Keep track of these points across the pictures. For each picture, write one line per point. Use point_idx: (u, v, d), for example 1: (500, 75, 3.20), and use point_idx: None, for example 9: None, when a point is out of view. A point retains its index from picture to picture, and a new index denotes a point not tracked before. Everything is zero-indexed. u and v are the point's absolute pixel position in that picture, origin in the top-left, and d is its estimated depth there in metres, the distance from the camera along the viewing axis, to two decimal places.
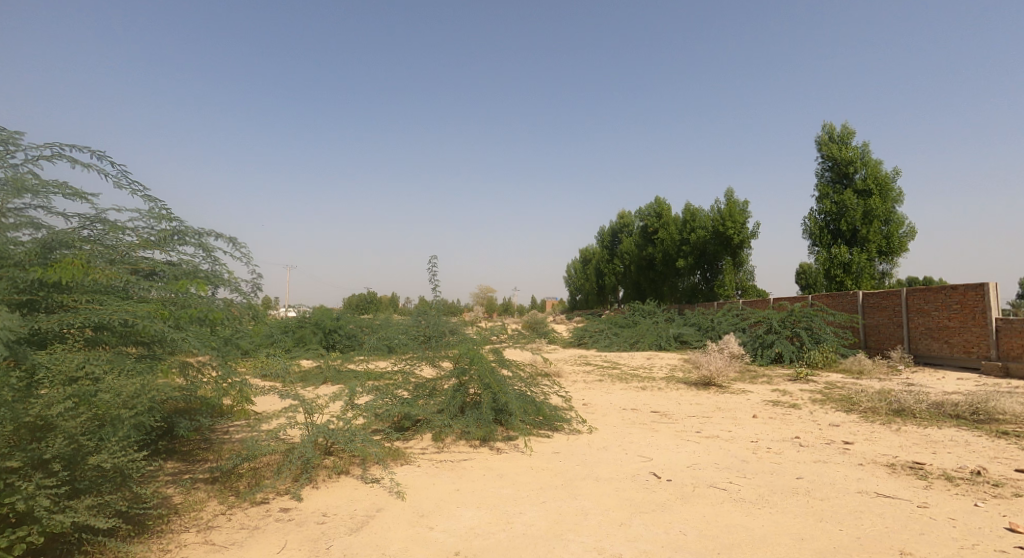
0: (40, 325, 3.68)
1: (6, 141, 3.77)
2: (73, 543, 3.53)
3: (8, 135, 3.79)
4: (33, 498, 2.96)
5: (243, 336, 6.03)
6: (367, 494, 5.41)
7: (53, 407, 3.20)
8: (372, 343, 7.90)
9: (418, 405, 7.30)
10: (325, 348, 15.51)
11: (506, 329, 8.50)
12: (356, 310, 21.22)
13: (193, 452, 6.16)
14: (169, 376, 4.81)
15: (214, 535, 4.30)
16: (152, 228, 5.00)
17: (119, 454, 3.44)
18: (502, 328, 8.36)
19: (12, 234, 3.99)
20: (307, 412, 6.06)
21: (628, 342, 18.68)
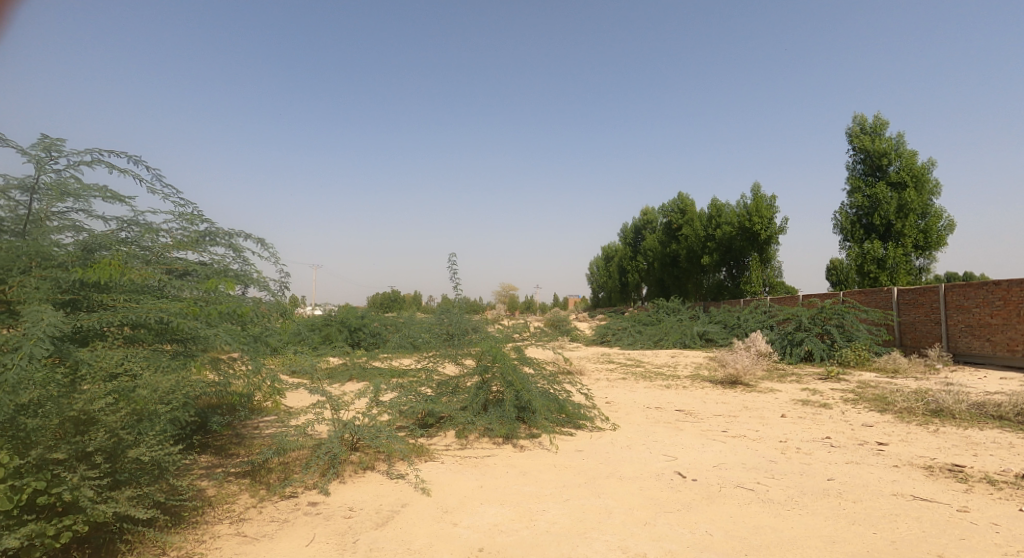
0: (82, 322, 3.80)
1: (48, 148, 3.90)
2: (115, 532, 3.66)
3: (51, 141, 3.92)
4: (78, 489, 3.07)
5: (274, 334, 6.15)
6: (392, 490, 5.48)
7: (95, 402, 3.34)
8: (396, 342, 8.05)
9: (442, 402, 7.36)
10: (350, 346, 15.79)
11: (529, 327, 8.54)
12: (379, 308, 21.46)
13: (224, 446, 6.30)
14: (202, 372, 4.97)
15: (246, 527, 4.40)
16: (185, 229, 5.15)
17: (156, 448, 3.56)
18: (524, 326, 8.42)
19: (56, 236, 4.18)
20: (333, 409, 6.14)
21: (651, 340, 18.50)
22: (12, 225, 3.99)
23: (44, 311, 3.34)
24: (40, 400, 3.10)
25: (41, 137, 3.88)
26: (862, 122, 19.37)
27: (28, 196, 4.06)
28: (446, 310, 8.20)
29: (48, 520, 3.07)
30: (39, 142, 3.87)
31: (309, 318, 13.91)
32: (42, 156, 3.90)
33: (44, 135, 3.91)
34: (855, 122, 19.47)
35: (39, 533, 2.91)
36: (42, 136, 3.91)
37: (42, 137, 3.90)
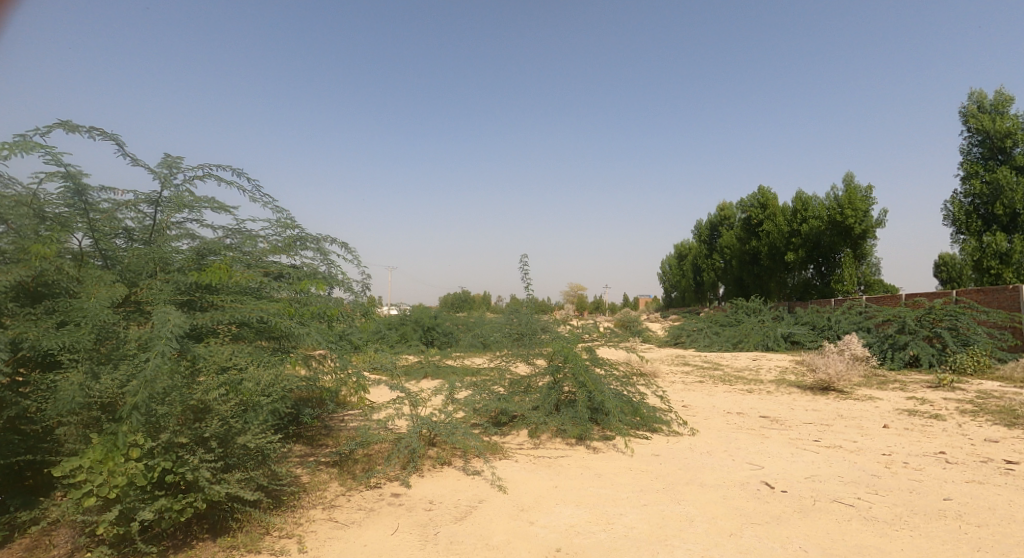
0: (198, 321, 4.19)
1: (170, 166, 4.28)
2: (227, 510, 3.99)
3: (172, 160, 4.30)
4: (198, 470, 3.38)
5: (355, 332, 6.41)
6: (469, 485, 5.59)
7: (210, 392, 3.65)
8: (468, 341, 8.18)
9: (514, 401, 7.44)
10: (424, 345, 16.25)
11: (599, 328, 8.42)
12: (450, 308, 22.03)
13: (315, 437, 6.66)
14: (296, 368, 5.29)
15: (337, 513, 4.63)
16: (280, 235, 5.51)
17: (260, 435, 3.83)
18: (594, 326, 8.28)
19: (175, 243, 4.73)
20: (412, 405, 6.34)
21: (729, 342, 17.79)
22: (142, 234, 4.64)
23: (170, 312, 3.69)
24: (168, 389, 3.42)
25: (164, 156, 4.28)
26: (981, 100, 17.67)
27: (153, 208, 4.56)
28: (516, 310, 8.18)
29: (174, 496, 3.43)
30: (163, 160, 4.27)
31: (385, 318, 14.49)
32: (165, 173, 4.29)
33: (167, 154, 4.30)
34: (972, 101, 17.81)
35: (168, 508, 3.28)
36: (165, 155, 4.29)
37: (165, 156, 4.29)
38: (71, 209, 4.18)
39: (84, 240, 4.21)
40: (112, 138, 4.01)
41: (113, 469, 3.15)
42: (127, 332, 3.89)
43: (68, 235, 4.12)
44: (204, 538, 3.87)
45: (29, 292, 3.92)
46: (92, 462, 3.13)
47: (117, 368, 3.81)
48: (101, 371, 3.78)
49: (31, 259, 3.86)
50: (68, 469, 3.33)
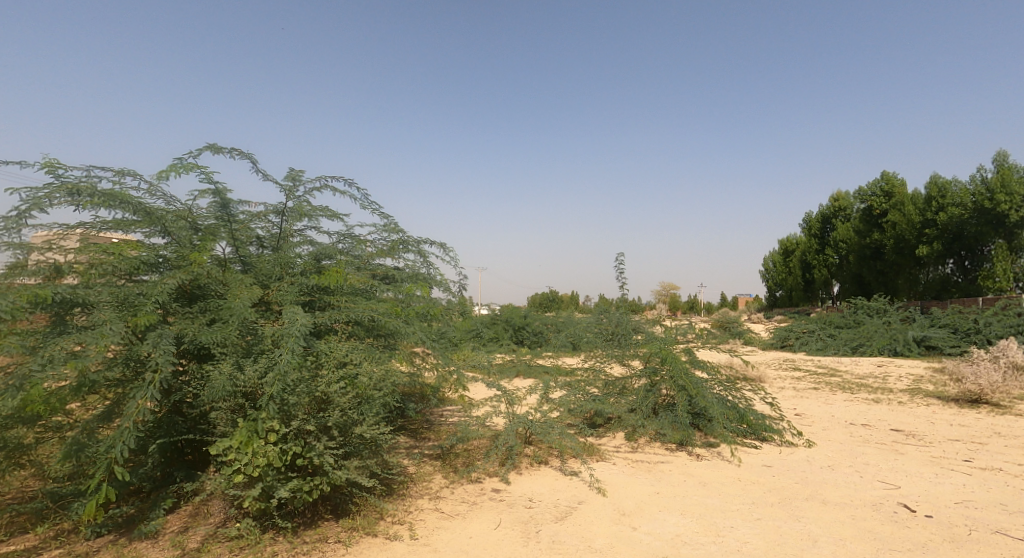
0: (319, 320, 4.81)
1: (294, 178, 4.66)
2: (347, 495, 4.79)
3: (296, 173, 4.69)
4: (321, 456, 4.16)
5: (454, 331, 6.51)
6: (568, 485, 5.49)
7: (332, 386, 4.43)
8: (559, 341, 8.02)
9: (609, 403, 7.18)
10: (515, 344, 16.32)
11: (694, 329, 7.99)
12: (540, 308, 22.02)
13: (418, 430, 6.87)
14: (403, 365, 5.53)
15: (442, 504, 5.02)
16: (386, 239, 5.76)
17: (374, 427, 4.54)
18: (690, 327, 7.89)
19: (298, 248, 5.41)
20: (508, 403, 6.35)
21: (848, 346, 16.31)
22: (271, 241, 5.48)
23: (298, 316, 4.57)
24: (299, 383, 4.30)
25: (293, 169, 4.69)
26: None
27: (281, 217, 5.08)
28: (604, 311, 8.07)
29: (304, 479, 4.28)
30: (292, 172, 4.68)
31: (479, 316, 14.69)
32: None
33: (292, 169, 5.09)
34: None
35: (299, 487, 4.11)
36: (291, 170, 5.13)
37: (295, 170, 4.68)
38: (217, 221, 5.10)
39: (226, 248, 5.05)
40: (247, 157, 4.95)
41: (253, 450, 4.01)
42: (263, 328, 4.73)
43: (214, 244, 4.96)
44: (327, 518, 4.68)
45: (187, 293, 4.83)
46: (239, 445, 4.01)
47: (256, 360, 4.57)
48: (244, 363, 4.52)
49: (190, 264, 4.82)
50: (221, 450, 4.23)
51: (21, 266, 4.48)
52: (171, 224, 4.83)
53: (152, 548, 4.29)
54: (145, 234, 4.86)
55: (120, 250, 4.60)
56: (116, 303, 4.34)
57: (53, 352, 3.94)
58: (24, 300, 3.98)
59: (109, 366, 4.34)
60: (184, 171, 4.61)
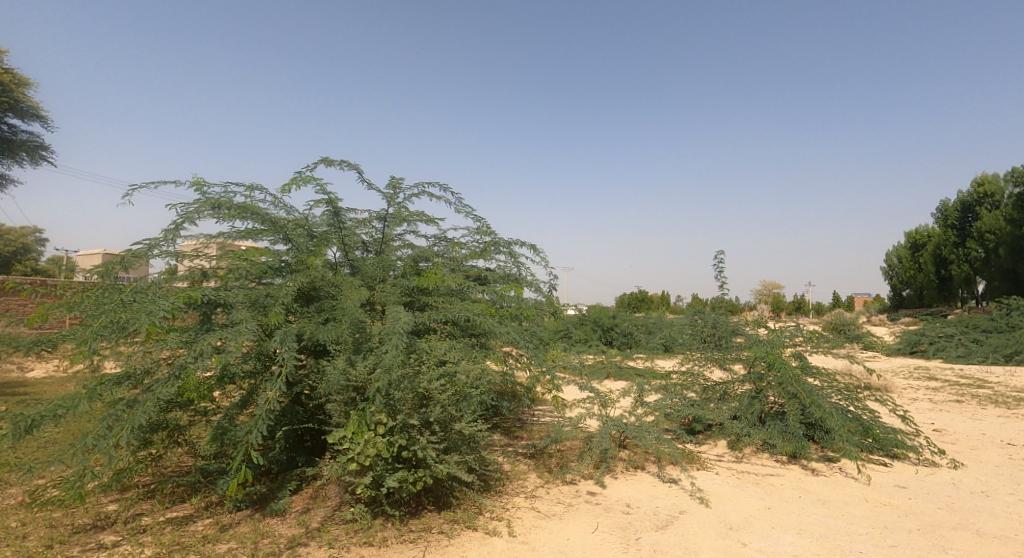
0: (420, 320, 5.08)
1: None
2: (448, 488, 5.09)
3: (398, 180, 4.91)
4: (426, 448, 4.57)
5: (546, 331, 6.53)
6: (668, 493, 5.37)
7: (433, 383, 4.74)
8: (653, 343, 7.72)
9: (710, 408, 6.93)
10: (604, 345, 16.05)
11: (801, 329, 7.44)
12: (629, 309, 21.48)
13: (511, 429, 6.94)
14: (498, 364, 5.66)
15: (539, 503, 5.15)
16: (478, 240, 5.89)
17: (471, 425, 4.86)
18: (798, 329, 7.35)
19: (399, 251, 5.67)
20: (602, 405, 6.26)
21: (996, 353, 14.46)
22: (375, 245, 5.77)
23: (401, 316, 4.83)
24: (404, 380, 4.60)
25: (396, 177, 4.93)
26: None
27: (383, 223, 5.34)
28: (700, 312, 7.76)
29: (410, 470, 4.67)
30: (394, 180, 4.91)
31: (568, 318, 14.59)
32: None
33: (395, 177, 5.32)
34: None
35: (406, 478, 4.55)
36: (394, 177, 5.33)
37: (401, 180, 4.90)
38: (330, 227, 5.47)
39: (337, 252, 5.37)
40: (355, 167, 5.26)
41: (365, 440, 4.36)
42: (371, 328, 5.00)
43: (326, 249, 5.30)
44: (430, 508, 4.97)
45: (305, 295, 5.21)
46: (352, 434, 4.37)
47: (366, 357, 4.86)
48: (356, 359, 4.81)
49: (307, 268, 5.19)
50: (337, 440, 4.62)
51: (175, 272, 5.02)
52: (292, 232, 5.24)
53: (281, 525, 4.77)
54: (271, 242, 5.28)
55: (250, 256, 5.07)
56: (249, 303, 4.79)
57: (203, 347, 4.46)
58: (180, 301, 4.54)
59: (245, 360, 4.76)
60: (303, 183, 4.98)
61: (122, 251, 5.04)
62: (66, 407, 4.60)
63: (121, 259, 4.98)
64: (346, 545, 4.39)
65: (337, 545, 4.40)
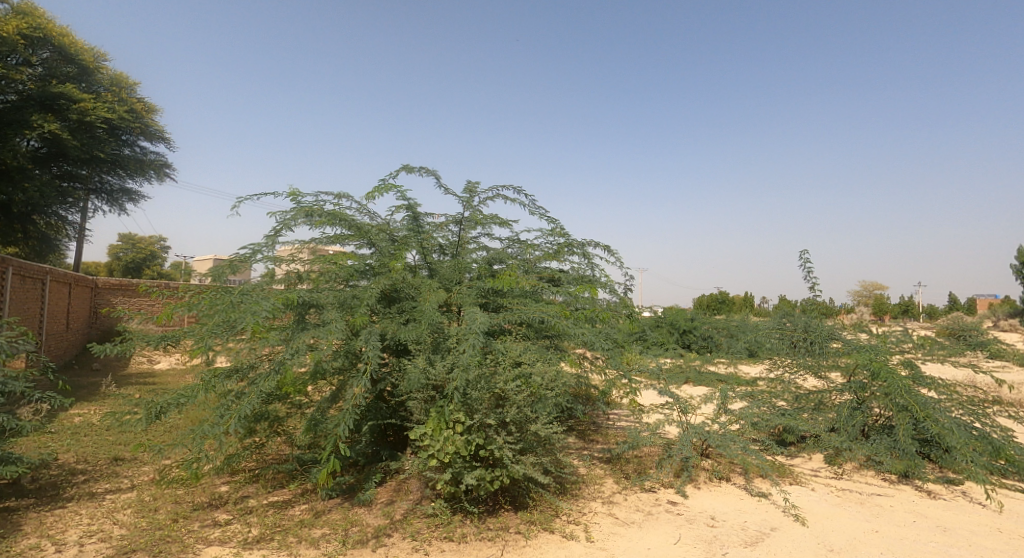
0: (496, 321, 5.23)
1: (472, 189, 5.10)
2: (524, 489, 5.20)
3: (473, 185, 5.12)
4: (502, 449, 4.70)
5: (622, 334, 6.46)
6: (757, 508, 5.18)
7: (508, 383, 4.86)
8: (736, 347, 7.28)
9: (804, 419, 6.46)
10: (681, 348, 15.45)
11: (908, 334, 6.81)
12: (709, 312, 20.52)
13: (586, 432, 6.92)
14: (572, 366, 5.69)
15: (617, 509, 5.13)
16: (552, 242, 5.95)
17: (546, 426, 4.94)
18: (907, 335, 6.75)
19: (474, 253, 5.86)
20: (682, 412, 6.05)
21: None
22: (452, 249, 6.00)
23: (477, 317, 4.99)
24: (480, 381, 4.75)
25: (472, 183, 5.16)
26: None
27: (460, 226, 5.54)
28: (789, 314, 7.26)
29: (487, 469, 4.82)
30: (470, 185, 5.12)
31: (644, 320, 14.17)
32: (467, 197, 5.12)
33: (470, 181, 5.54)
34: None
35: (483, 476, 4.69)
36: (469, 182, 5.57)
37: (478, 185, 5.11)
38: (409, 232, 5.74)
39: (416, 255, 5.61)
40: (433, 174, 5.51)
41: (444, 437, 4.56)
42: (449, 329, 5.19)
43: (406, 252, 5.55)
44: (507, 508, 5.10)
45: (387, 297, 5.51)
46: (432, 432, 4.59)
47: (444, 357, 5.05)
48: (435, 359, 5.01)
49: (389, 271, 5.47)
50: (419, 436, 4.83)
51: (274, 275, 5.48)
52: (375, 237, 5.57)
53: (368, 514, 5.08)
54: (356, 246, 5.63)
55: (338, 259, 5.43)
56: (338, 304, 5.15)
57: (298, 345, 4.86)
58: (279, 302, 4.96)
59: (335, 357, 5.10)
60: (385, 191, 5.28)
61: (230, 257, 5.58)
62: (187, 397, 5.16)
63: (229, 264, 5.51)
64: (428, 539, 4.58)
65: (419, 538, 4.60)
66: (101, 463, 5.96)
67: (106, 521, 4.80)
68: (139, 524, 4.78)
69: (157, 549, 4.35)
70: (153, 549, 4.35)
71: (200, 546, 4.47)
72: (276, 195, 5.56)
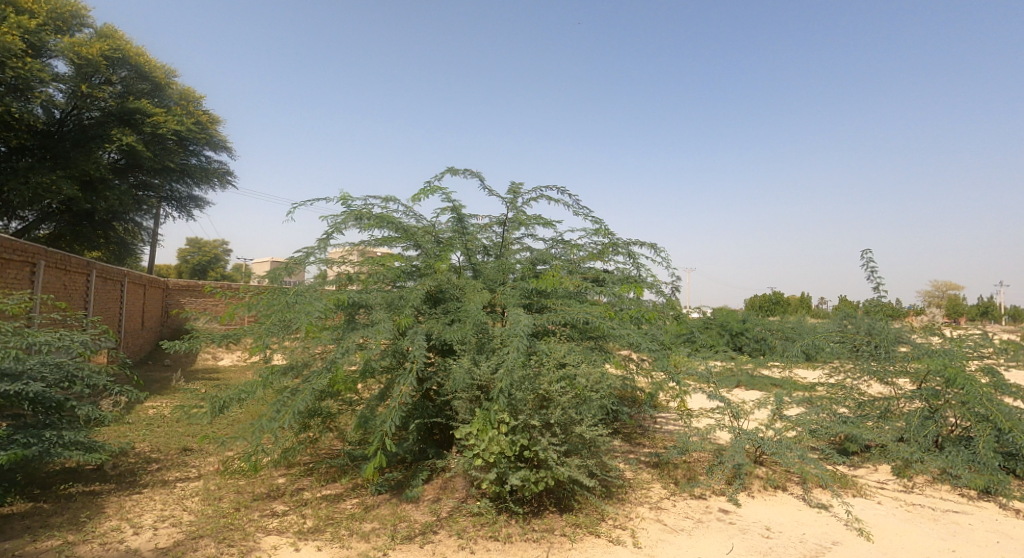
0: (540, 322, 5.23)
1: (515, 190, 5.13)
2: (568, 491, 5.16)
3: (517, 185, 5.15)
4: (547, 450, 4.69)
5: (669, 335, 6.32)
6: (817, 520, 4.93)
7: (553, 384, 4.84)
8: (792, 350, 6.90)
9: (869, 428, 6.08)
10: (733, 351, 14.92)
11: (987, 338, 6.29)
12: (763, 314, 19.73)
13: (632, 435, 6.81)
14: (617, 367, 5.62)
15: (665, 515, 5.01)
16: (597, 243, 5.90)
17: (591, 428, 4.89)
18: (986, 339, 6.23)
19: (519, 254, 5.90)
20: (733, 417, 5.84)
21: None
22: (496, 250, 6.05)
23: (521, 317, 5.01)
24: (525, 382, 4.77)
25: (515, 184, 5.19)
26: None
27: (504, 227, 5.58)
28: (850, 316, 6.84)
29: (532, 470, 4.83)
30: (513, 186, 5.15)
31: (693, 322, 13.75)
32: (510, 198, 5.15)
33: (513, 182, 5.58)
34: None
35: (528, 477, 4.69)
36: (512, 183, 5.60)
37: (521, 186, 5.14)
38: (454, 233, 5.84)
39: (460, 256, 5.69)
40: (477, 176, 5.58)
41: (489, 438, 4.57)
42: (493, 329, 5.23)
43: (451, 254, 5.63)
44: (552, 510, 5.08)
45: (432, 297, 5.61)
46: (476, 431, 4.61)
47: (489, 357, 5.09)
48: (479, 359, 5.05)
49: (435, 272, 5.58)
50: (464, 435, 4.87)
51: (326, 277, 5.71)
52: (421, 238, 5.70)
53: (416, 511, 5.18)
54: (403, 248, 5.78)
55: (386, 261, 5.60)
56: (386, 305, 5.29)
57: (349, 344, 5.02)
58: (331, 303, 5.15)
59: (383, 356, 5.24)
60: (431, 193, 5.39)
61: (285, 259, 5.86)
62: (246, 392, 5.45)
63: (285, 267, 5.78)
64: (474, 537, 4.63)
65: (465, 536, 4.65)
66: (172, 452, 6.38)
67: (176, 507, 5.13)
68: (206, 511, 5.07)
69: (221, 536, 4.60)
70: (218, 535, 4.61)
71: (260, 534, 4.70)
72: (328, 200, 5.79)
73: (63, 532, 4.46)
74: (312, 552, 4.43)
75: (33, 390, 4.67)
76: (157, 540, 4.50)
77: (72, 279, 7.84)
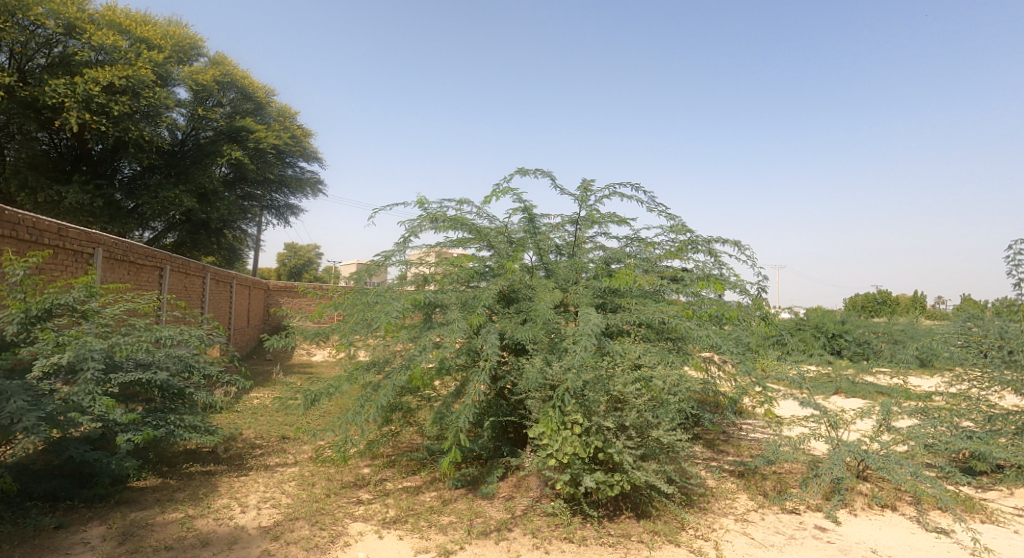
0: (613, 321, 5.14)
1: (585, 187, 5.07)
2: (645, 497, 4.99)
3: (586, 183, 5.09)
4: (622, 453, 4.54)
5: (755, 337, 5.92)
6: (934, 545, 4.38)
7: (627, 386, 4.70)
8: (902, 355, 6.18)
9: (1001, 445, 5.31)
10: (830, 354, 13.67)
11: None
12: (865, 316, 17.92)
13: (715, 442, 6.47)
14: (696, 369, 5.37)
15: (752, 529, 4.69)
16: (673, 240, 5.66)
17: (670, 433, 4.70)
18: None
19: (591, 253, 5.83)
20: (830, 426, 5.34)
21: None
22: (568, 249, 6.01)
23: (593, 316, 4.93)
24: (597, 382, 4.67)
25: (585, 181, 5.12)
26: None
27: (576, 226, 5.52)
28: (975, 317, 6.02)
29: (607, 473, 4.71)
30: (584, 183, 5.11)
31: (783, 323, 12.77)
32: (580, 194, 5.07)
33: (585, 180, 5.49)
34: None
35: (602, 480, 4.59)
36: (584, 181, 5.52)
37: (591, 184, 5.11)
38: (526, 233, 5.87)
39: (533, 256, 5.72)
40: (548, 175, 5.55)
41: (561, 438, 4.51)
42: (565, 328, 5.18)
43: (523, 254, 5.67)
44: (628, 514, 4.94)
45: (505, 297, 5.68)
46: (548, 431, 4.56)
47: (560, 357, 5.03)
48: (552, 359, 5.00)
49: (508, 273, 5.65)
50: (537, 435, 4.85)
51: (405, 278, 5.96)
52: (494, 239, 5.80)
53: (491, 507, 5.26)
54: (477, 249, 5.90)
55: (460, 261, 5.74)
56: (460, 304, 5.41)
57: (426, 342, 5.18)
58: (409, 303, 5.35)
59: (458, 354, 5.34)
60: (502, 195, 5.44)
61: (368, 261, 6.20)
62: (335, 386, 5.80)
63: (367, 268, 6.10)
64: (548, 537, 4.59)
65: (540, 535, 4.63)
66: (273, 440, 6.97)
67: (276, 490, 5.59)
68: (301, 495, 5.48)
69: (314, 519, 4.95)
70: (311, 518, 4.96)
71: (347, 520, 5.00)
72: (407, 204, 6.03)
73: (184, 506, 5.01)
74: (393, 540, 4.63)
75: (160, 379, 5.27)
76: (260, 518, 4.92)
77: (191, 281, 8.80)
